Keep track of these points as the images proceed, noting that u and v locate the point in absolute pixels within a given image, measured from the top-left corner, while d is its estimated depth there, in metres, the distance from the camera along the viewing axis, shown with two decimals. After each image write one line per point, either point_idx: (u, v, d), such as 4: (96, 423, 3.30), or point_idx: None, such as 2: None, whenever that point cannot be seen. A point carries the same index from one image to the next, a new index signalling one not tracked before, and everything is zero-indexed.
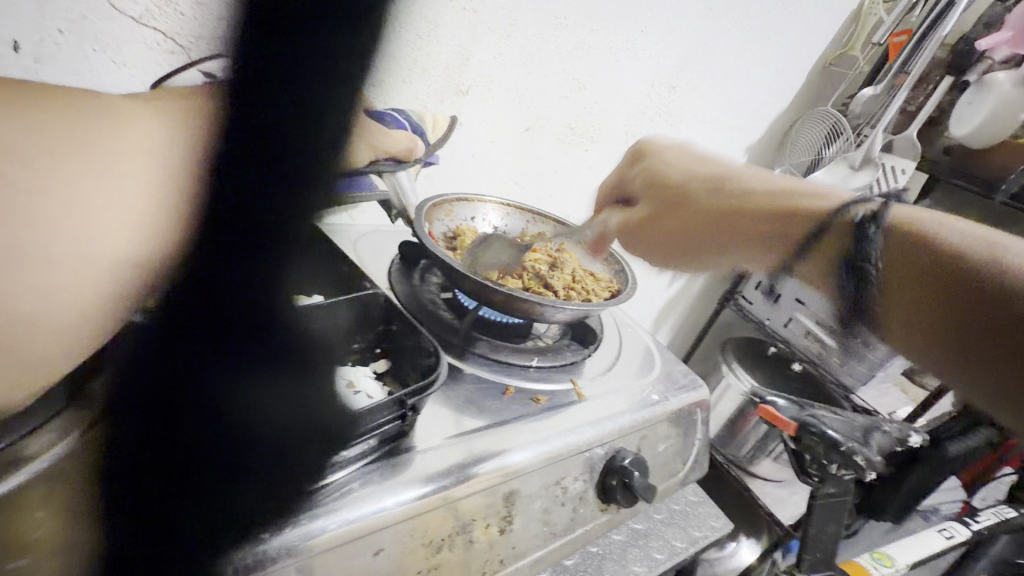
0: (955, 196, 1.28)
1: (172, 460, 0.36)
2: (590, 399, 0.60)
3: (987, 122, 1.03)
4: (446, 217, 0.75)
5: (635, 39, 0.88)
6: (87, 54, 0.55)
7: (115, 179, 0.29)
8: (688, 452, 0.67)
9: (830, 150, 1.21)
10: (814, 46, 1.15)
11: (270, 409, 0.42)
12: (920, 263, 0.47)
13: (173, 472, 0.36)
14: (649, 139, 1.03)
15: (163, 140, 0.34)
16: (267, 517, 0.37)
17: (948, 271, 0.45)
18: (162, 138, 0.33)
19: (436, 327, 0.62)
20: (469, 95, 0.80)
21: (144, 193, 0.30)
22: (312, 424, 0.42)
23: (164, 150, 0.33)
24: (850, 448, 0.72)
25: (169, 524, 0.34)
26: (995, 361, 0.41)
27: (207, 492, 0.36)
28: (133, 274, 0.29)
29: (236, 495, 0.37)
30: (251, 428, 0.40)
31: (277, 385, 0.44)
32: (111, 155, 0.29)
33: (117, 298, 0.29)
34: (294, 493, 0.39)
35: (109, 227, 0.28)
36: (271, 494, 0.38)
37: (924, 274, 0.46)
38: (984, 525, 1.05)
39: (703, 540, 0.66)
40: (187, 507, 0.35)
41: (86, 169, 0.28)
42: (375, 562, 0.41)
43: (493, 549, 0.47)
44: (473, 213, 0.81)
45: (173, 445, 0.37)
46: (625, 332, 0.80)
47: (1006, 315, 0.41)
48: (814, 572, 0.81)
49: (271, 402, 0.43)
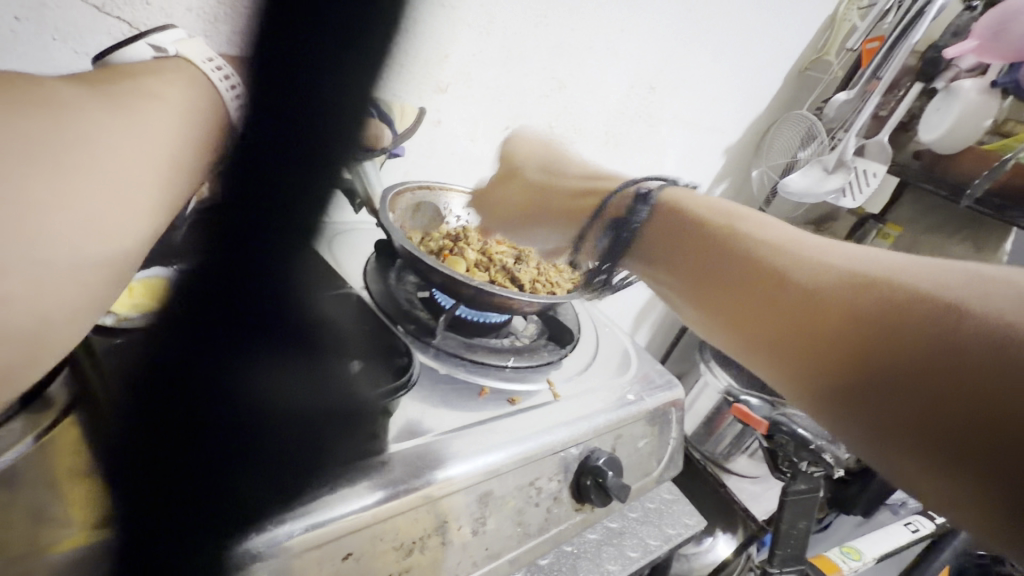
0: (923, 200, 1.31)
1: (188, 455, 0.38)
2: (565, 399, 0.60)
3: (953, 129, 1.06)
4: (407, 207, 0.74)
5: (615, 40, 0.88)
6: (47, 43, 0.53)
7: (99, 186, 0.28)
8: (663, 451, 0.68)
9: (804, 153, 1.25)
10: (790, 51, 1.17)
11: (283, 397, 0.45)
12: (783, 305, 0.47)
13: (177, 462, 0.38)
14: (628, 140, 1.04)
15: (120, 120, 0.31)
16: (255, 513, 0.37)
17: (815, 333, 0.43)
18: (127, 132, 0.32)
19: (411, 327, 0.61)
20: (449, 93, 0.79)
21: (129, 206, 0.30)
22: (324, 410, 0.45)
23: (122, 131, 0.31)
24: (818, 446, 0.73)
25: (178, 514, 0.36)
26: (857, 414, 0.39)
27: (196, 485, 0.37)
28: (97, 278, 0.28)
29: (229, 479, 0.38)
30: (264, 416, 0.43)
31: (293, 375, 0.47)
32: (97, 159, 0.29)
33: (80, 297, 0.28)
34: (280, 491, 0.39)
35: (69, 231, 0.26)
36: (274, 481, 0.39)
37: (804, 345, 0.44)
38: (947, 518, 1.09)
39: (678, 537, 0.66)
40: (194, 495, 0.37)
41: (55, 179, 0.26)
42: (346, 566, 0.40)
43: (467, 551, 0.47)
44: (436, 203, 0.80)
45: (190, 438, 0.39)
46: (603, 331, 0.81)
47: (874, 368, 0.38)
48: (785, 567, 0.83)
49: (286, 389, 0.45)
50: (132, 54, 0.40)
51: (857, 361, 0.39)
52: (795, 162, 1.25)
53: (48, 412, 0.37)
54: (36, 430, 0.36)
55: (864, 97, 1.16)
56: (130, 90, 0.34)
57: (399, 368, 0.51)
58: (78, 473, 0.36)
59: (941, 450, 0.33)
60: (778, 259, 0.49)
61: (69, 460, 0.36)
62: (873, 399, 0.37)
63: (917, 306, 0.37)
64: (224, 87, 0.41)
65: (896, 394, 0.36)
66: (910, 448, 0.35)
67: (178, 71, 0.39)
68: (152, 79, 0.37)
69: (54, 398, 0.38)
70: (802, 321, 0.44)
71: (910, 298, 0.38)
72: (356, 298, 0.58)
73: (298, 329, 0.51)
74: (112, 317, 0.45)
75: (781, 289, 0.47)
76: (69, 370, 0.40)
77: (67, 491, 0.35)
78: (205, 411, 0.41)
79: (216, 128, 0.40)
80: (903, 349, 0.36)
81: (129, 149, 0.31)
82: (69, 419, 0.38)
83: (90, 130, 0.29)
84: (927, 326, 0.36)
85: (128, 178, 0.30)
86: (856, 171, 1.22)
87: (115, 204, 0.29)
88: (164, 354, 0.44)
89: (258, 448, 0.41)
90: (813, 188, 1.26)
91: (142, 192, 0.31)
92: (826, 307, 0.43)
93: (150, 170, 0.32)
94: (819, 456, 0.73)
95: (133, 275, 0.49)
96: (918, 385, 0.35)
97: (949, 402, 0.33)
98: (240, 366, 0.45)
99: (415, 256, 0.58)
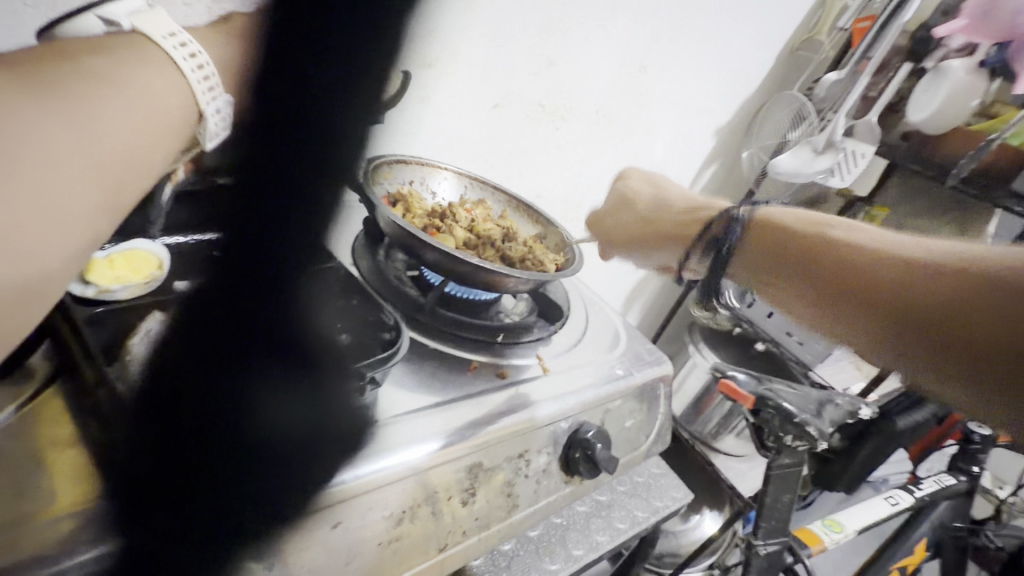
0: (910, 183, 1.32)
1: (189, 470, 0.37)
2: (554, 373, 0.61)
3: (940, 110, 1.06)
4: (385, 180, 0.72)
5: (606, 17, 0.87)
6: (18, 8, 0.51)
7: (71, 159, 0.28)
8: (651, 426, 0.69)
9: (794, 134, 1.25)
10: (780, 31, 1.16)
11: (279, 410, 0.43)
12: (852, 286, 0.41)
13: (185, 475, 0.37)
14: (619, 120, 1.03)
15: (59, 112, 0.28)
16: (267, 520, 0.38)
17: (810, 256, 0.45)
18: (72, 120, 0.29)
19: (399, 302, 0.61)
20: (437, 68, 0.78)
21: (104, 180, 0.30)
22: (333, 425, 0.43)
23: (63, 123, 0.28)
24: (802, 419, 0.75)
25: (179, 523, 0.35)
26: (833, 305, 0.43)
27: (212, 493, 0.37)
28: (55, 245, 0.27)
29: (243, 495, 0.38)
30: (263, 432, 0.41)
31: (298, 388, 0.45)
32: (70, 133, 0.29)
33: (53, 261, 0.28)
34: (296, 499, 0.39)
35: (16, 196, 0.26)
36: (279, 490, 0.39)
37: (779, 257, 0.48)
38: (926, 492, 1.12)
39: (665, 510, 0.68)
40: (195, 505, 0.36)
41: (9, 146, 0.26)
42: (335, 534, 0.40)
43: (456, 521, 0.48)
44: (414, 177, 0.77)
45: (189, 452, 0.38)
46: (592, 309, 0.81)
47: (884, 281, 0.40)
48: (769, 539, 0.85)
49: (286, 403, 0.44)
50: (82, 28, 0.37)
51: (868, 288, 0.40)
52: (785, 143, 1.26)
53: (29, 383, 0.38)
54: (18, 399, 0.37)
55: (854, 79, 1.17)
56: (81, 71, 0.31)
57: (386, 342, 0.51)
58: (67, 443, 0.36)
59: (902, 336, 0.39)
60: (692, 204, 0.62)
61: (54, 426, 0.37)
62: (852, 280, 0.42)
63: (897, 243, 0.42)
64: (192, 72, 0.37)
65: (892, 301, 0.39)
66: (930, 354, 0.37)
67: (133, 49, 0.35)
68: (102, 58, 0.33)
69: (36, 369, 0.39)
70: (787, 249, 0.48)
71: (897, 238, 0.43)
72: (344, 272, 0.57)
73: (295, 337, 0.48)
74: (91, 289, 0.44)
75: (769, 228, 0.50)
76: (47, 343, 0.41)
77: (53, 458, 0.35)
78: (210, 421, 0.40)
79: (185, 116, 0.37)
80: (835, 261, 0.43)
81: (104, 125, 0.30)
82: (49, 391, 0.38)
83: (62, 105, 0.29)
84: (907, 256, 0.40)
85: (103, 153, 0.30)
86: (845, 152, 1.21)
87: (75, 172, 0.28)
88: (161, 363, 0.41)
89: (260, 459, 0.40)
90: (801, 169, 1.25)
91: (115, 166, 0.31)
92: (806, 241, 0.46)
93: (127, 143, 0.32)
94: (803, 429, 0.75)
95: (110, 248, 0.48)
96: (902, 282, 0.39)
97: (867, 286, 0.41)
98: (236, 379, 0.43)
99: (403, 228, 0.57)
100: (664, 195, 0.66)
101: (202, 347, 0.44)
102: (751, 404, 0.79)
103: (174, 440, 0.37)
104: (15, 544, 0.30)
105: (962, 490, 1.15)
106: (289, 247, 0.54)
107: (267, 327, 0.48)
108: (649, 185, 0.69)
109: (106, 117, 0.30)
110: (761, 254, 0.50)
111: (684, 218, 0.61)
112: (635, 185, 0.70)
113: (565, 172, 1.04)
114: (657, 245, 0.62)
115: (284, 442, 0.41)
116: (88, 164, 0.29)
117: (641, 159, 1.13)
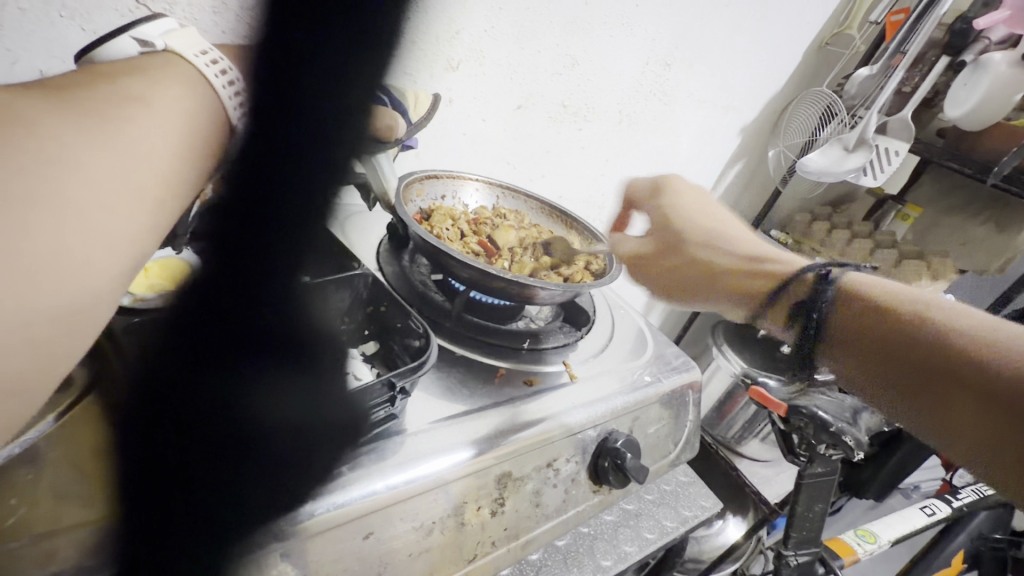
0: (945, 179, 1.28)
1: (187, 467, 0.36)
2: (582, 380, 0.60)
3: (980, 106, 1.01)
4: (417, 197, 0.71)
5: (631, 15, 0.85)
6: (57, 21, 0.52)
7: (116, 172, 0.28)
8: (680, 434, 0.67)
9: (824, 131, 1.20)
10: (810, 27, 1.13)
11: (277, 407, 0.42)
12: (914, 354, 0.40)
13: (173, 474, 0.36)
14: (643, 118, 1.02)
15: (95, 130, 0.28)
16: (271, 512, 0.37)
17: (878, 329, 0.43)
18: (111, 139, 0.29)
19: (427, 309, 0.61)
20: (461, 70, 0.77)
21: (147, 192, 0.30)
22: (326, 421, 0.42)
23: (98, 139, 0.28)
24: (839, 428, 0.72)
25: (171, 504, 0.35)
26: (899, 381, 0.40)
27: (203, 485, 0.36)
28: (99, 267, 0.27)
29: (243, 483, 0.37)
30: (267, 431, 0.40)
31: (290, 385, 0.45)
32: (114, 147, 0.29)
33: (105, 289, 0.27)
34: (300, 483, 0.39)
35: (59, 224, 0.25)
36: (285, 486, 0.38)
37: (867, 335, 0.43)
38: (965, 502, 1.07)
39: (693, 520, 0.66)
40: (194, 491, 0.35)
41: (54, 177, 0.26)
42: (367, 545, 0.40)
43: (485, 532, 0.47)
44: (444, 191, 0.77)
45: (186, 447, 0.37)
46: (618, 314, 0.80)
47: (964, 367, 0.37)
48: (799, 549, 0.83)
49: (282, 404, 0.43)
50: (116, 50, 0.36)
51: (944, 377, 0.38)
52: (814, 140, 1.22)
53: (69, 393, 0.37)
54: (57, 408, 0.36)
55: (887, 73, 1.12)
56: (119, 93, 0.31)
57: (415, 349, 0.51)
58: (98, 449, 0.36)
59: (926, 407, 0.39)
60: (755, 254, 0.56)
61: (88, 435, 0.36)
62: (914, 359, 0.40)
63: (953, 311, 0.41)
64: (223, 87, 0.37)
65: (964, 386, 0.36)
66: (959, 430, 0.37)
67: (167, 68, 0.35)
68: (136, 79, 0.33)
69: (74, 378, 0.38)
70: (872, 319, 0.44)
71: (940, 308, 0.41)
72: (372, 278, 0.55)
73: (288, 336, 0.48)
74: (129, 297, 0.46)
75: (861, 301, 0.45)
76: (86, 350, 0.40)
77: (88, 469, 0.35)
78: (196, 418, 0.39)
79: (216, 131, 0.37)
80: (945, 354, 0.38)
81: (146, 142, 0.30)
82: (86, 402, 0.38)
83: (103, 125, 0.29)
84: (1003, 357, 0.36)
85: (144, 169, 0.30)
86: (878, 150, 1.18)
87: (123, 196, 0.28)
88: (166, 359, 0.41)
89: (253, 450, 0.39)
90: (831, 168, 1.21)
91: (154, 180, 0.30)
92: (881, 316, 0.43)
93: (166, 156, 0.32)
94: (838, 439, 0.72)
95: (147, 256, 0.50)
96: (977, 378, 0.36)
97: (929, 361, 0.39)
98: (244, 380, 0.43)
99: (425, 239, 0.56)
100: (724, 234, 0.59)
101: (190, 345, 0.43)
102: (783, 412, 0.77)
103: (165, 437, 0.37)
104: (46, 558, 0.30)
105: (1002, 499, 1.10)
106: (297, 243, 0.54)
107: (267, 330, 0.48)
108: (691, 199, 0.63)
109: (144, 134, 0.31)
110: (841, 330, 0.46)
111: (755, 267, 0.55)
112: (682, 196, 0.63)
113: (587, 176, 1.04)
114: (721, 295, 0.56)
115: (282, 436, 0.41)
116: (133, 176, 0.29)
117: (665, 157, 1.12)
